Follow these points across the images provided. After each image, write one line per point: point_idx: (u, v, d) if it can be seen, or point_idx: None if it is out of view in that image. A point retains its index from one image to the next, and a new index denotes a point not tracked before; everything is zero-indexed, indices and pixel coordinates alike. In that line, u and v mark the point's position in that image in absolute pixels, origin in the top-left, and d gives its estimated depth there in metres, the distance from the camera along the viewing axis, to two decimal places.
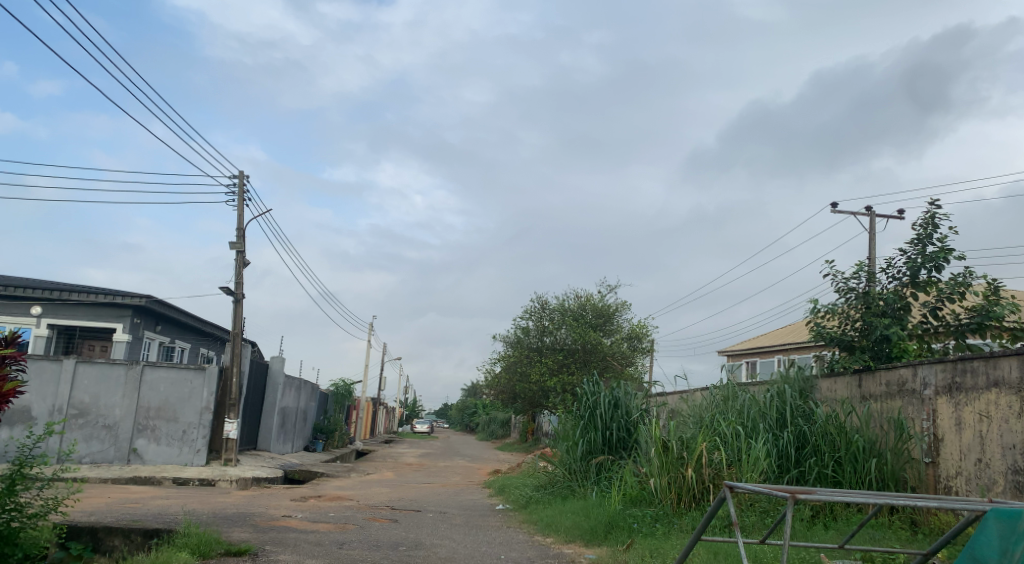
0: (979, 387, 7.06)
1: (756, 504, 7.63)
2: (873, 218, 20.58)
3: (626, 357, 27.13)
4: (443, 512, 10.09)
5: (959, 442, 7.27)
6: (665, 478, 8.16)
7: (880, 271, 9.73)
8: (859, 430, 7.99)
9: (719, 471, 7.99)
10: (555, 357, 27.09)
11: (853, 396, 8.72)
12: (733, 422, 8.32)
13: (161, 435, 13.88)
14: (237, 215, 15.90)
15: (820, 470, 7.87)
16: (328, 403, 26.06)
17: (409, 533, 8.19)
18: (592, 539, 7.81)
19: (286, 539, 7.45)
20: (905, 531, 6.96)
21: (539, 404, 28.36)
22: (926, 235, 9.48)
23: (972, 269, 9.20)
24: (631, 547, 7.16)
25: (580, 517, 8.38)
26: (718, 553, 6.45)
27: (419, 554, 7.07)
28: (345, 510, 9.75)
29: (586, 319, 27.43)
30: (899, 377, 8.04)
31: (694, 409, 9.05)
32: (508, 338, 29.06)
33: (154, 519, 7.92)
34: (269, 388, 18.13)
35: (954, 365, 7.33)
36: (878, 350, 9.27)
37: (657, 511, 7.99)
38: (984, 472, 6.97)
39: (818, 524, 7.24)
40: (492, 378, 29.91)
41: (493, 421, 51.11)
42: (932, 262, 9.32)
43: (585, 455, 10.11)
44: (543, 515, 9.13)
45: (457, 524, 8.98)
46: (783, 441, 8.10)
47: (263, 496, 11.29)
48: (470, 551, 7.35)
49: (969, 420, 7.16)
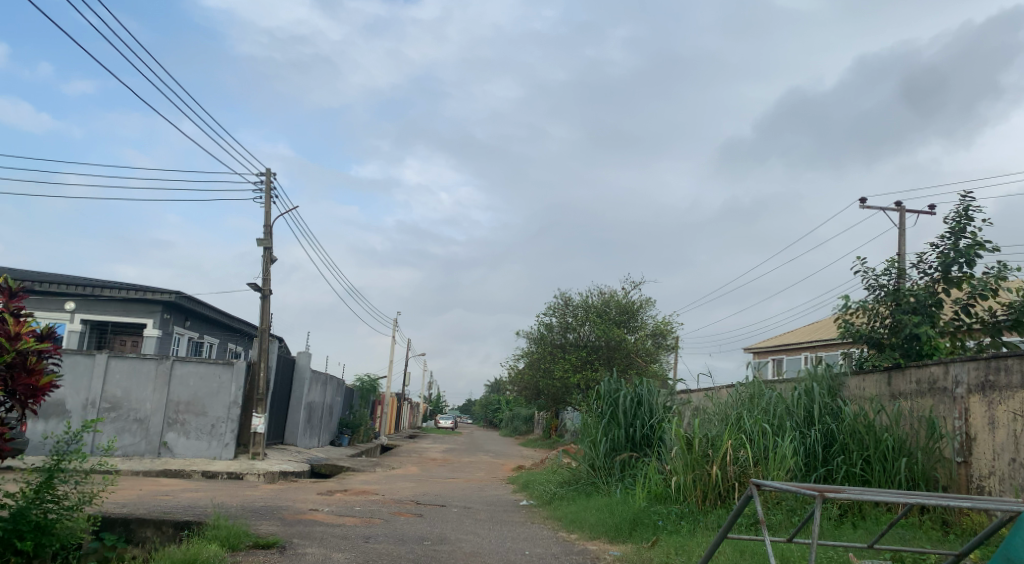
0: (1013, 386, 6.93)
1: (783, 502, 7.57)
2: (903, 214, 20.27)
3: (650, 354, 27.04)
4: (468, 507, 10.10)
5: (992, 441, 7.15)
6: (690, 476, 8.12)
7: (911, 265, 9.63)
8: (889, 429, 7.90)
9: (745, 469, 7.94)
10: (578, 353, 27.10)
11: (882, 394, 8.61)
12: (759, 420, 8.23)
13: (190, 429, 14.07)
14: (265, 212, 16.05)
15: (848, 469, 7.78)
16: (353, 399, 26.24)
17: (434, 527, 8.23)
18: (616, 535, 7.79)
19: (312, 532, 7.52)
20: (936, 531, 6.86)
21: (563, 399, 28.44)
22: (960, 228, 9.34)
23: (1007, 264, 9.07)
24: (656, 545, 7.15)
25: (604, 514, 8.37)
26: (743, 552, 6.41)
27: (444, 549, 7.10)
28: (371, 505, 9.80)
29: (610, 316, 27.24)
30: (931, 375, 7.94)
31: (719, 406, 8.95)
32: (532, 334, 28.99)
33: (184, 512, 8.03)
34: (296, 383, 18.31)
35: (987, 362, 7.22)
36: (908, 347, 9.17)
37: (682, 508, 7.94)
38: (1018, 472, 6.84)
39: (847, 524, 7.18)
40: (516, 373, 30.01)
41: (517, 417, 51.19)
42: (963, 257, 9.19)
43: (609, 452, 10.09)
44: (567, 512, 9.14)
45: (482, 519, 9.02)
46: (810, 439, 8.05)
47: (289, 490, 11.37)
48: (495, 546, 7.37)
49: (1002, 419, 7.04)
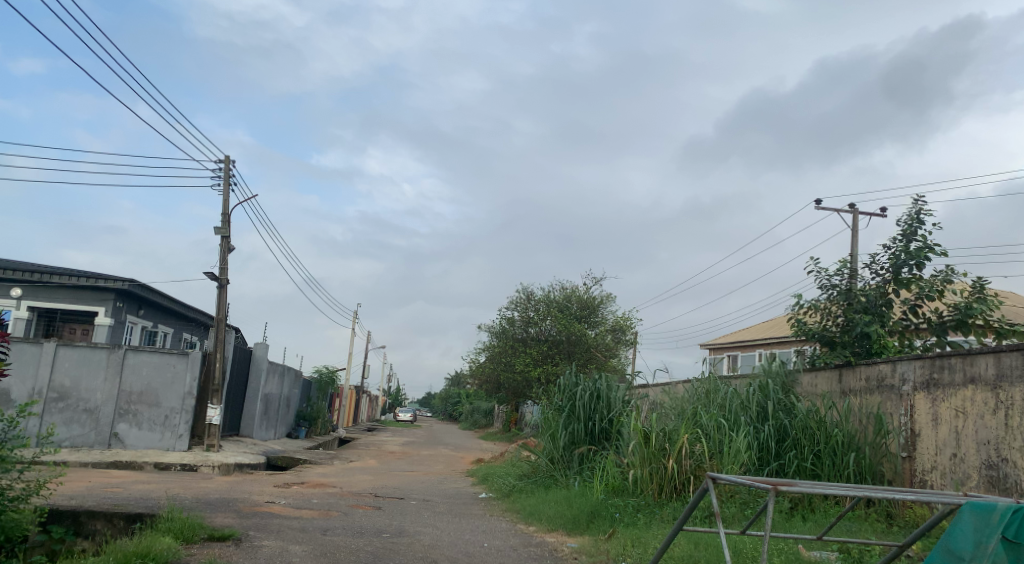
0: (956, 384, 7.18)
1: (737, 495, 7.74)
2: (856, 216, 20.74)
3: (610, 349, 27.35)
4: (427, 500, 10.13)
5: (934, 437, 7.40)
6: (647, 469, 8.27)
7: (864, 266, 9.90)
8: (838, 425, 8.12)
9: (700, 462, 8.11)
10: (539, 347, 27.25)
11: (833, 391, 8.85)
12: (715, 415, 8.39)
13: (142, 420, 13.85)
14: (223, 199, 15.83)
15: (799, 463, 7.98)
16: (310, 391, 26.04)
17: (392, 520, 8.25)
18: (575, 527, 7.91)
19: (268, 525, 7.48)
20: (881, 523, 7.09)
21: (523, 393, 28.58)
22: (910, 231, 9.63)
23: (954, 267, 9.37)
24: (613, 537, 7.28)
25: (562, 506, 8.49)
26: (698, 544, 6.56)
27: (402, 541, 7.13)
28: (328, 497, 9.77)
29: (571, 311, 27.46)
30: (879, 372, 8.19)
31: (676, 401, 9.12)
32: (493, 328, 29.05)
33: (135, 504, 7.92)
34: (253, 373, 18.11)
35: (932, 361, 7.46)
36: (858, 346, 9.44)
37: (639, 501, 8.08)
38: (958, 467, 7.09)
39: (797, 516, 7.38)
40: (476, 367, 30.07)
41: (476, 411, 51.25)
42: (913, 259, 9.48)
43: (568, 446, 10.20)
44: (526, 504, 9.24)
45: (440, 512, 9.06)
46: (763, 434, 8.23)
47: (245, 483, 11.27)
48: (453, 539, 7.43)
49: (944, 416, 7.29)
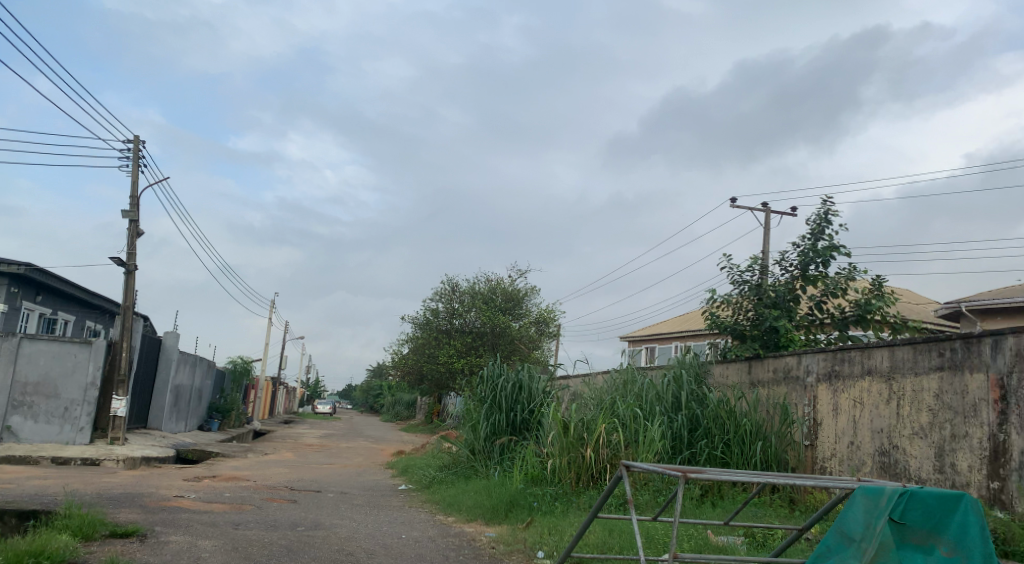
0: (854, 375, 7.58)
1: (650, 483, 7.98)
2: (769, 214, 21.51)
3: (534, 341, 27.65)
4: (344, 493, 10.06)
5: (835, 426, 7.79)
6: (565, 458, 8.43)
7: (774, 263, 10.30)
8: (747, 414, 8.45)
9: (616, 451, 8.32)
10: (463, 339, 27.28)
11: (743, 382, 9.22)
12: (631, 406, 8.61)
13: (39, 412, 13.27)
14: (132, 182, 15.26)
15: (710, 452, 8.27)
16: (224, 381, 25.38)
17: (307, 513, 8.17)
18: (493, 517, 8.01)
19: (176, 520, 7.32)
20: (783, 508, 7.43)
21: (446, 385, 28.59)
22: (818, 230, 10.07)
23: (857, 266, 9.87)
24: (530, 525, 7.40)
25: (481, 496, 8.58)
26: (612, 531, 6.75)
27: (317, 534, 7.08)
28: (240, 491, 9.59)
29: (496, 303, 27.57)
30: (785, 364, 8.58)
31: (595, 391, 9.32)
32: (417, 319, 28.91)
33: (31, 501, 7.60)
34: (163, 363, 17.55)
35: (834, 354, 7.86)
36: (766, 339, 9.82)
37: (556, 490, 8.24)
38: (855, 454, 7.49)
39: (706, 503, 7.67)
40: (399, 358, 29.89)
41: (398, 403, 50.95)
42: (820, 257, 9.92)
43: (489, 437, 10.29)
44: (445, 495, 9.29)
45: (357, 504, 9.02)
46: (677, 423, 8.49)
47: (153, 477, 10.94)
48: (370, 531, 7.42)
49: (844, 406, 7.68)
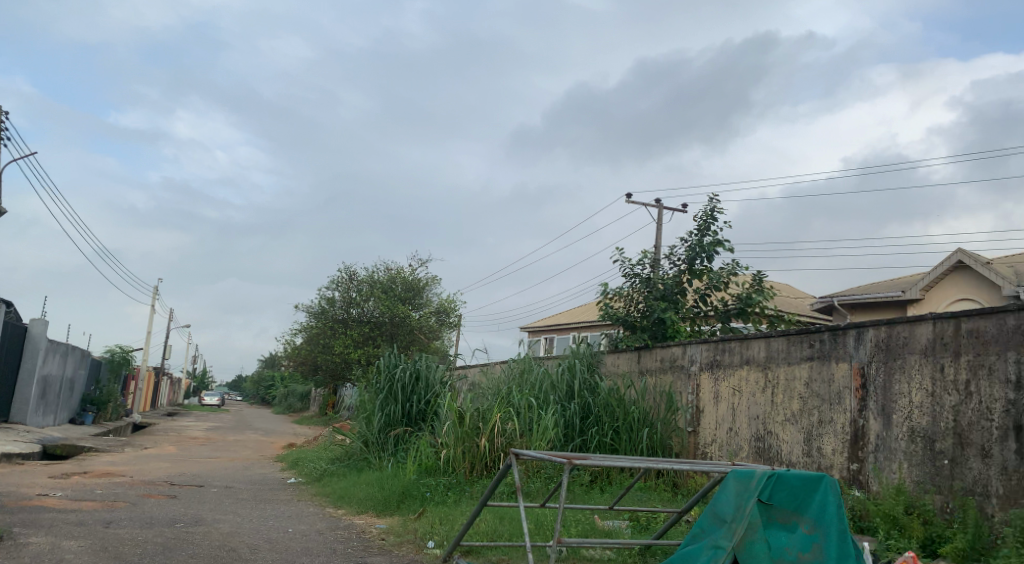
0: (734, 364, 7.90)
1: (542, 471, 8.10)
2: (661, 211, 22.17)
3: (434, 330, 27.57)
4: (229, 487, 9.74)
5: (715, 413, 8.11)
6: (460, 448, 8.43)
7: (664, 257, 10.62)
8: (635, 402, 8.70)
9: (510, 439, 8.39)
10: (360, 329, 26.87)
11: (632, 370, 9.48)
12: (526, 394, 8.69)
13: None
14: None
15: (600, 439, 8.44)
16: (100, 372, 24.07)
17: (187, 509, 7.86)
18: (384, 509, 7.94)
19: (38, 520, 6.89)
20: (667, 492, 7.69)
21: (341, 375, 28.11)
22: (704, 226, 10.44)
23: (739, 261, 10.29)
24: (422, 516, 7.38)
25: (373, 488, 8.49)
26: (502, 518, 6.81)
27: (197, 531, 6.83)
28: (114, 488, 9.13)
29: (395, 292, 27.27)
30: (672, 354, 8.86)
31: (492, 381, 9.37)
32: (312, 308, 28.25)
33: None
34: (28, 353, 16.49)
35: (716, 345, 8.17)
36: (655, 330, 10.12)
37: (450, 480, 8.23)
38: (733, 439, 7.82)
39: (595, 488, 7.84)
40: (293, 349, 29.17)
41: (291, 394, 49.72)
42: (705, 252, 10.29)
43: (383, 428, 10.19)
44: (336, 487, 9.14)
45: (242, 499, 8.76)
46: (570, 412, 8.60)
47: (16, 475, 10.27)
48: (255, 525, 7.21)
49: (724, 394, 8.00)
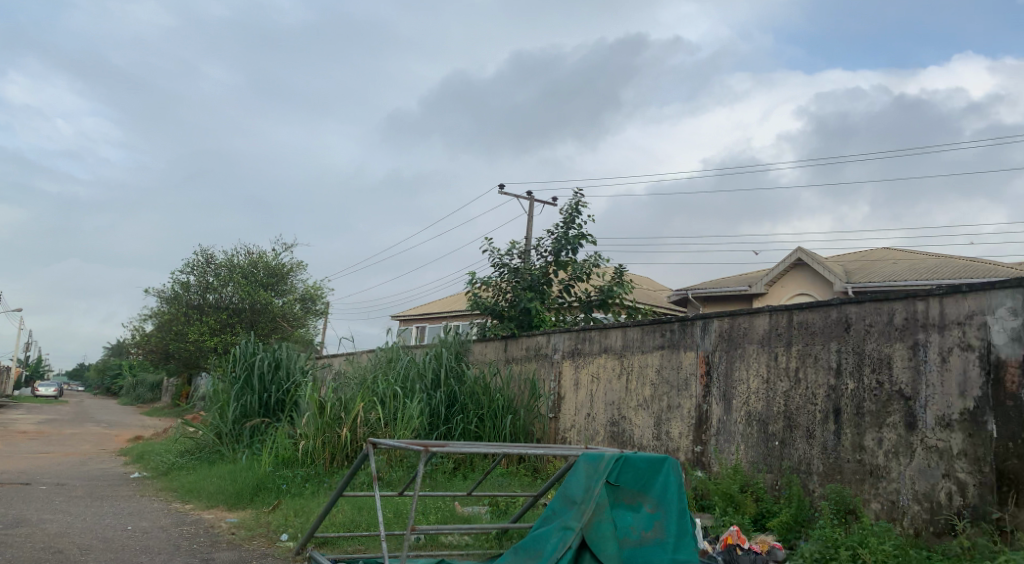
0: (594, 353, 8.07)
1: (405, 460, 7.97)
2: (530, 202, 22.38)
3: (298, 318, 26.75)
4: (61, 484, 9.00)
5: (575, 400, 8.26)
6: (319, 439, 8.17)
7: (532, 249, 10.72)
8: (500, 390, 8.70)
9: (373, 429, 8.18)
10: (218, 316, 25.64)
11: (498, 359, 9.50)
12: (391, 383, 8.54)
13: None
14: None
15: (464, 427, 8.41)
16: None
17: (10, 509, 7.19)
18: (236, 502, 7.59)
19: None
20: (527, 477, 7.77)
21: (196, 364, 26.74)
22: (570, 219, 10.60)
23: (602, 253, 10.52)
24: (276, 509, 7.10)
25: (225, 481, 8.08)
26: (360, 508, 6.65)
27: (20, 532, 6.25)
28: None
29: (256, 278, 26.23)
30: (536, 343, 8.96)
31: (357, 370, 9.15)
32: (164, 293, 26.67)
33: None
34: None
35: (578, 334, 8.32)
36: (521, 320, 10.18)
37: (309, 471, 7.95)
38: (590, 424, 8.00)
39: (457, 475, 7.79)
40: (142, 336, 27.45)
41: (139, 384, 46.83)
42: (570, 244, 10.46)
43: (239, 419, 9.72)
44: (184, 481, 8.64)
45: (76, 496, 8.12)
46: (435, 400, 8.55)
47: None
48: (89, 524, 6.69)
49: (583, 381, 8.16)
